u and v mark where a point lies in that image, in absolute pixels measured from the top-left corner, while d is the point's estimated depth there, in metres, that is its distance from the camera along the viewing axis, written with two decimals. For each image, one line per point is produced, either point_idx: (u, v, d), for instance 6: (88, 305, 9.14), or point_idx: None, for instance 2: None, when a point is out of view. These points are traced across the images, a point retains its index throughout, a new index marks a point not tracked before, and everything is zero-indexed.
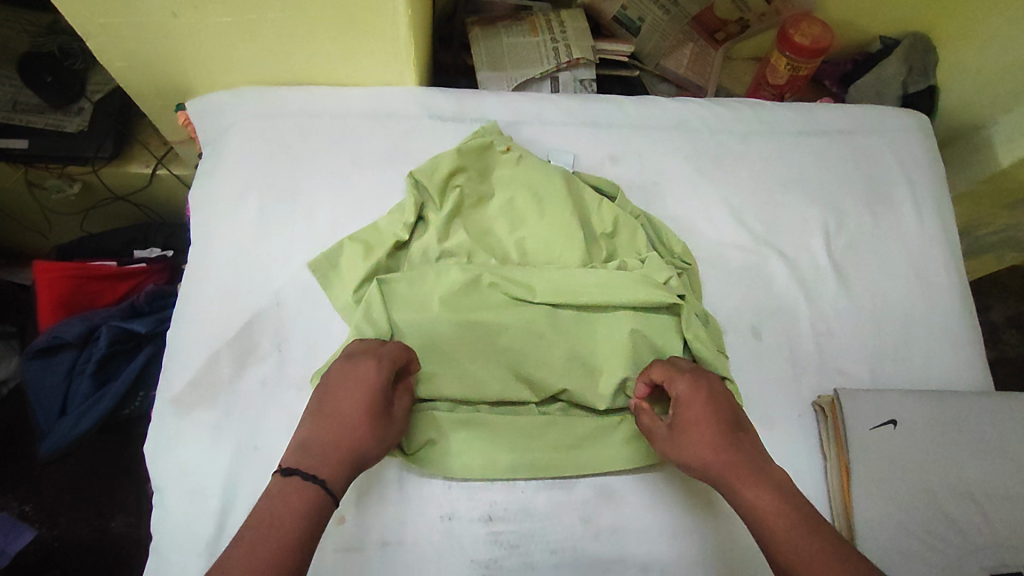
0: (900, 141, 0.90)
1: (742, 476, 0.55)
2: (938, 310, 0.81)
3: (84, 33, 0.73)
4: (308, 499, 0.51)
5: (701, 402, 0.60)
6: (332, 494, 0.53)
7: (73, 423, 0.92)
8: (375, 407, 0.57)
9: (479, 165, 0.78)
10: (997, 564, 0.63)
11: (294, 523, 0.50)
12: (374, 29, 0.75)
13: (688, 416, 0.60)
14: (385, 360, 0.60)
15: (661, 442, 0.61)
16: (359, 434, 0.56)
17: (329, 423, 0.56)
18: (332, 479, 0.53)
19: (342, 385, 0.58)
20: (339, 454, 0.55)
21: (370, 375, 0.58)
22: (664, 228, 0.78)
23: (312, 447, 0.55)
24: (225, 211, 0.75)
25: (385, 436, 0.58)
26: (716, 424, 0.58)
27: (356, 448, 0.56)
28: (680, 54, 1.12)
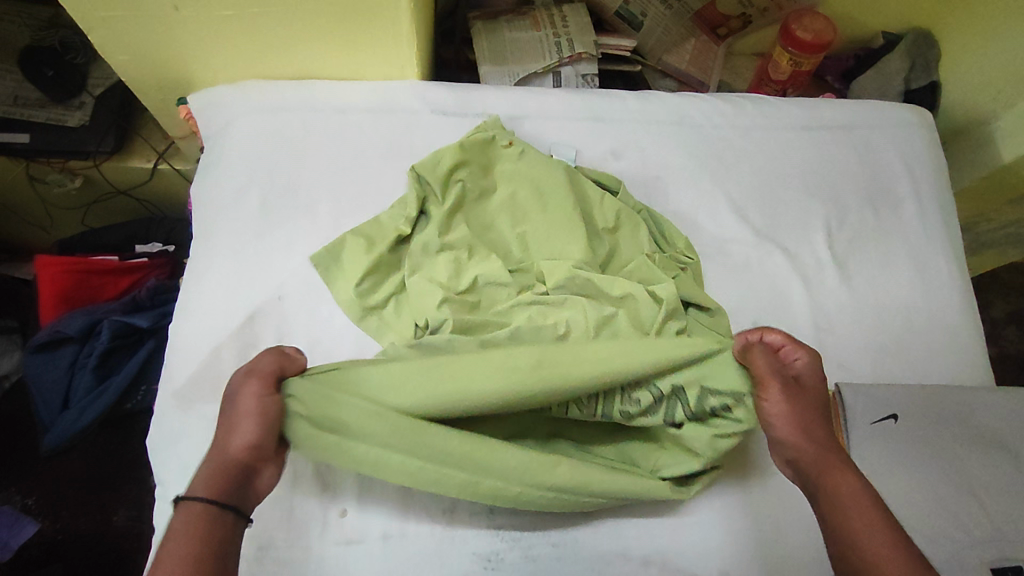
0: (902, 135, 0.90)
1: (836, 456, 0.55)
2: (939, 305, 0.81)
3: (85, 26, 0.73)
4: (186, 516, 0.48)
5: (822, 388, 0.60)
6: (210, 500, 0.49)
7: (74, 417, 0.91)
8: (256, 411, 0.54)
9: (480, 163, 0.78)
10: (997, 557, 0.62)
11: (173, 543, 0.46)
12: (376, 22, 0.75)
13: (813, 392, 0.59)
14: (257, 370, 0.57)
15: (774, 391, 0.58)
16: (238, 442, 0.52)
17: (213, 443, 0.53)
18: (212, 489, 0.50)
19: (225, 408, 0.56)
20: (221, 464, 0.51)
21: (243, 389, 0.56)
22: (666, 223, 0.78)
23: (200, 471, 0.52)
24: (226, 204, 0.75)
25: (270, 427, 0.53)
26: (824, 411, 0.59)
27: (241, 451, 0.52)
28: (683, 50, 1.12)
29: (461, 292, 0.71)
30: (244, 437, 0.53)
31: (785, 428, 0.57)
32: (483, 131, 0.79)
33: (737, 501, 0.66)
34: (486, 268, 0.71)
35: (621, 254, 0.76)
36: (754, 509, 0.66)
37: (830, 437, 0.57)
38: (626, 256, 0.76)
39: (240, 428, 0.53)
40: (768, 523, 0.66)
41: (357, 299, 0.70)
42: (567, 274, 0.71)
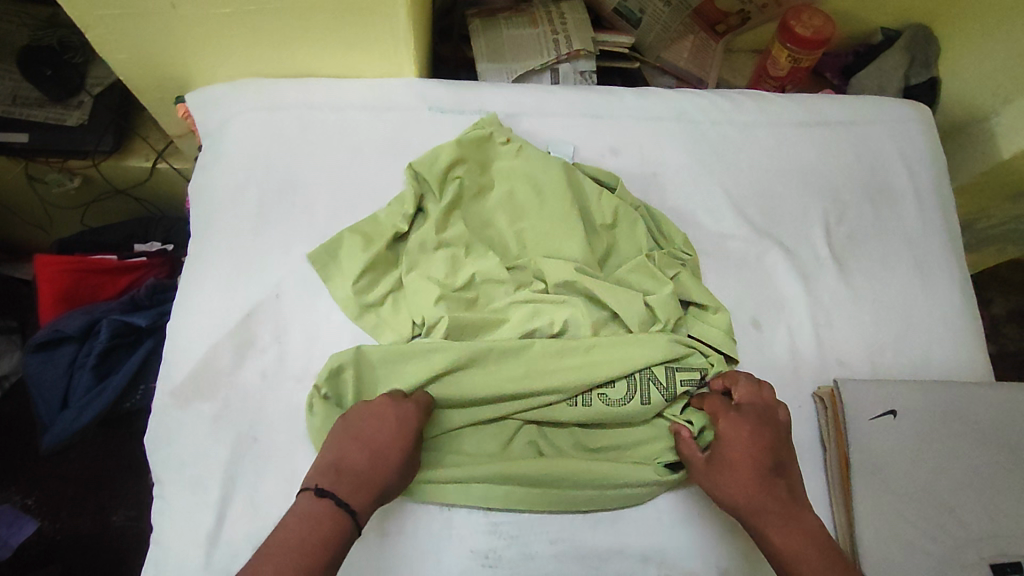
0: (901, 131, 0.90)
1: (772, 520, 0.56)
2: (938, 300, 0.80)
3: (83, 25, 0.73)
4: (337, 522, 0.53)
5: (744, 439, 0.60)
6: (358, 524, 0.54)
7: (74, 415, 0.91)
8: (409, 449, 0.59)
9: (473, 162, 0.77)
10: (995, 551, 0.63)
11: (316, 548, 0.51)
12: (373, 20, 0.75)
13: (726, 454, 0.60)
14: (421, 405, 0.62)
15: (697, 476, 0.61)
16: (390, 473, 0.57)
17: (362, 450, 0.57)
18: (361, 510, 0.55)
19: (379, 417, 0.59)
20: (371, 486, 0.56)
21: (409, 419, 0.60)
22: (664, 219, 0.78)
23: (344, 472, 0.56)
24: (224, 202, 0.75)
25: (410, 476, 0.59)
26: (751, 464, 0.59)
27: (388, 484, 0.57)
28: (681, 46, 1.11)
29: (459, 289, 0.70)
30: (386, 462, 0.57)
31: (714, 487, 0.60)
32: (480, 128, 0.78)
33: None
34: (484, 265, 0.71)
35: (619, 253, 0.76)
36: None
37: (761, 494, 0.57)
38: (625, 255, 0.76)
39: (380, 451, 0.57)
40: None
41: (355, 297, 0.70)
42: (566, 273, 0.71)
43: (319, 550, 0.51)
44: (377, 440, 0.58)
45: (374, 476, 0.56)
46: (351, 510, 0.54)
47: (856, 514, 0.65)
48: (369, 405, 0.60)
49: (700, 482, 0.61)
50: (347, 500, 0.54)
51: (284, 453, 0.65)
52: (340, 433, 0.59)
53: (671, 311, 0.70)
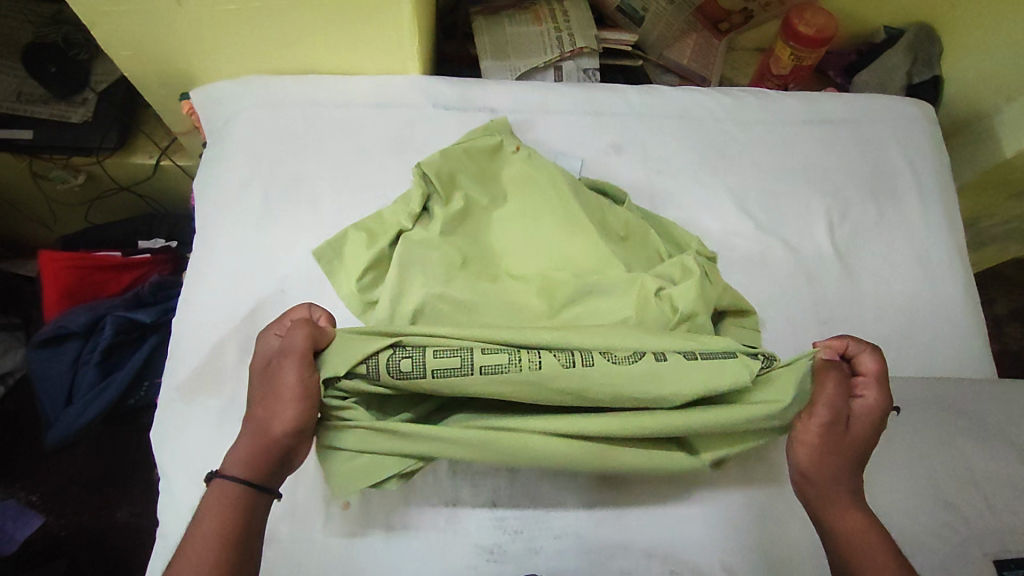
0: (903, 127, 0.90)
1: (857, 498, 0.56)
2: (942, 298, 0.81)
3: (89, 22, 0.74)
4: (220, 491, 0.51)
5: (880, 421, 0.57)
6: (248, 482, 0.52)
7: (78, 412, 0.92)
8: (283, 372, 0.53)
9: (473, 164, 0.77)
10: (999, 548, 0.63)
11: (209, 522, 0.50)
12: (377, 16, 0.75)
13: (857, 432, 0.57)
14: (300, 324, 0.56)
15: (806, 431, 0.57)
16: (268, 410, 0.53)
17: (248, 403, 0.55)
18: (246, 464, 0.52)
19: (260, 361, 0.56)
20: (252, 434, 0.53)
21: (261, 353, 0.57)
22: (673, 227, 0.78)
23: (236, 439, 0.54)
24: (229, 198, 0.76)
25: (292, 397, 0.53)
26: (871, 447, 0.57)
27: (269, 420, 0.52)
28: (685, 45, 1.11)
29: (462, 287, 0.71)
30: (249, 410, 0.54)
31: (814, 452, 0.56)
32: (490, 134, 0.79)
33: (738, 493, 0.66)
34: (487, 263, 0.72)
35: (631, 259, 0.74)
36: (755, 502, 0.66)
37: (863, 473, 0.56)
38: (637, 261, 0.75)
39: (245, 403, 0.55)
40: (771, 517, 0.65)
41: (359, 294, 0.70)
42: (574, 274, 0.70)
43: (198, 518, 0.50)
44: (246, 393, 0.56)
45: (245, 430, 0.53)
46: (225, 470, 0.52)
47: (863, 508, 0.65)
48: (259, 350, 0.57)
49: (812, 438, 0.56)
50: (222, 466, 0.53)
51: None
52: None
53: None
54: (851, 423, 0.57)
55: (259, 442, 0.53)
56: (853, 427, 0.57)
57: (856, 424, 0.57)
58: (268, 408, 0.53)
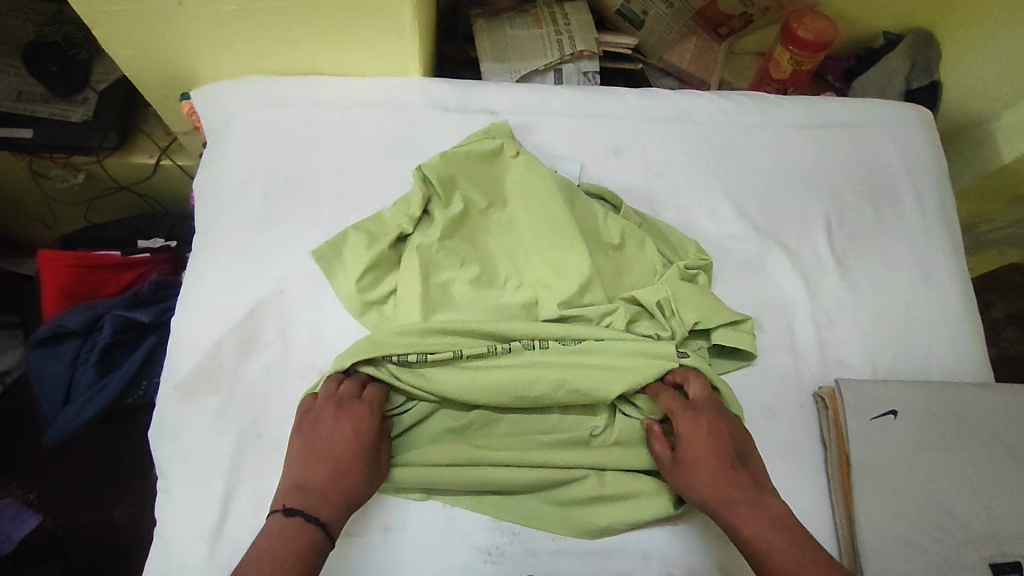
0: (902, 133, 0.91)
1: (745, 515, 0.57)
2: (940, 303, 0.81)
3: (90, 21, 0.74)
4: (309, 539, 0.54)
5: (702, 435, 0.62)
6: (332, 536, 0.55)
7: (76, 411, 0.92)
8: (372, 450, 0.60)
9: (474, 167, 0.76)
10: (996, 552, 0.63)
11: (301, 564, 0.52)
12: (378, 18, 0.75)
13: (694, 453, 0.61)
14: (377, 406, 0.62)
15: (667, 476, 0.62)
16: (355, 479, 0.58)
17: (327, 463, 0.58)
18: (332, 521, 0.56)
19: (337, 427, 0.60)
20: (337, 496, 0.57)
21: (361, 422, 0.60)
22: (671, 231, 0.78)
23: (313, 489, 0.57)
24: (230, 199, 0.76)
25: (377, 478, 0.60)
26: (712, 455, 0.60)
27: (356, 488, 0.58)
28: (684, 48, 1.12)
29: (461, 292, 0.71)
30: (328, 474, 0.57)
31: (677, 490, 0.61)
32: (490, 138, 0.78)
33: None
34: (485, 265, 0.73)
35: (630, 269, 0.75)
36: None
37: (725, 483, 0.59)
38: (637, 271, 0.75)
39: (321, 465, 0.58)
40: None
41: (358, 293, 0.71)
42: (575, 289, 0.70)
43: (289, 562, 0.52)
44: (324, 454, 0.58)
45: (331, 492, 0.57)
46: (323, 521, 0.55)
47: (858, 513, 0.65)
48: (323, 413, 0.61)
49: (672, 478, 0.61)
50: (310, 510, 0.55)
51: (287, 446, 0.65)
52: (300, 448, 0.60)
53: (681, 316, 0.70)
54: (681, 449, 0.62)
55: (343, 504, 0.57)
56: (682, 452, 0.61)
57: (682, 451, 0.61)
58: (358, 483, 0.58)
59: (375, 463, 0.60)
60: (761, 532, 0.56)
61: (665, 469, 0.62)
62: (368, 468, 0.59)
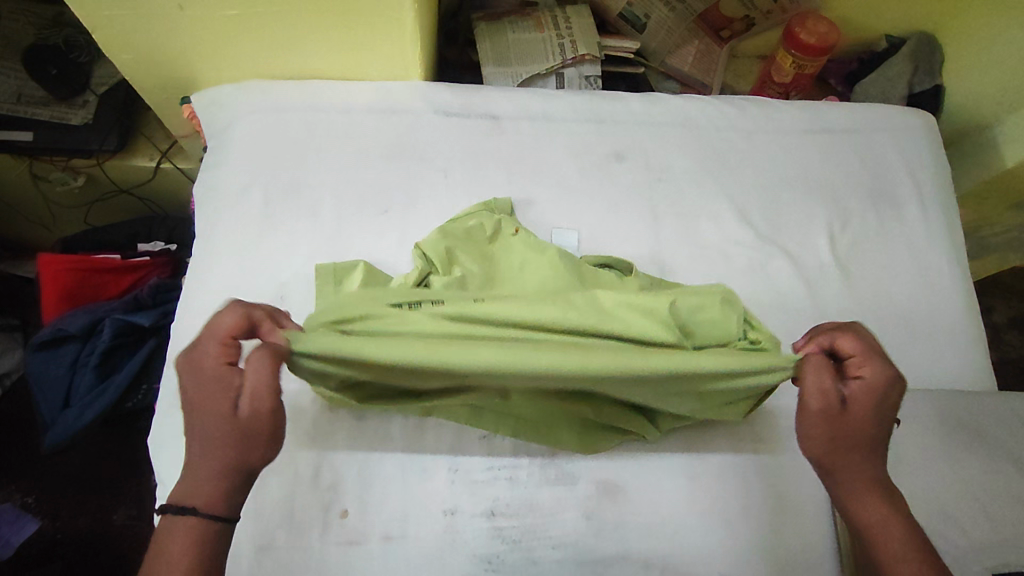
0: (905, 139, 0.90)
1: (889, 500, 0.52)
2: (943, 309, 0.81)
3: (91, 25, 0.73)
4: (185, 533, 0.48)
5: (889, 400, 0.54)
6: (212, 516, 0.48)
7: (76, 415, 0.91)
8: (230, 402, 0.49)
9: (470, 241, 0.72)
10: (999, 563, 0.62)
11: (173, 564, 0.47)
12: (379, 22, 0.75)
13: (860, 418, 0.53)
14: (221, 350, 0.51)
15: (818, 424, 0.53)
16: (221, 443, 0.49)
17: (189, 433, 0.50)
18: (204, 500, 0.48)
19: (193, 387, 0.50)
20: (207, 471, 0.49)
21: (209, 379, 0.50)
22: (679, 287, 0.74)
23: (187, 469, 0.50)
24: (230, 204, 0.76)
25: (246, 438, 0.49)
26: (876, 429, 0.53)
27: (226, 453, 0.49)
28: (686, 52, 1.12)
29: None
30: (189, 448, 0.50)
31: (814, 444, 0.53)
32: (489, 213, 0.75)
33: (738, 498, 0.66)
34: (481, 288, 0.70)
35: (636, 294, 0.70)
36: (755, 513, 0.66)
37: (873, 458, 0.53)
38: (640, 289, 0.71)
39: (186, 437, 0.50)
40: (768, 520, 0.66)
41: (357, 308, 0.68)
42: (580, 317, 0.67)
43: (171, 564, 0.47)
44: (186, 423, 0.50)
45: (198, 469, 0.49)
46: (186, 509, 0.48)
47: None
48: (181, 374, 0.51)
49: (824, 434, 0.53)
50: (174, 500, 0.49)
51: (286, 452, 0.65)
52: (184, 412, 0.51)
53: None
54: (848, 405, 0.54)
55: (217, 481, 0.49)
56: (851, 410, 0.53)
57: (853, 408, 0.53)
58: (222, 450, 0.49)
59: (233, 421, 0.49)
60: (893, 520, 0.52)
61: (817, 413, 0.53)
62: (226, 429, 0.49)
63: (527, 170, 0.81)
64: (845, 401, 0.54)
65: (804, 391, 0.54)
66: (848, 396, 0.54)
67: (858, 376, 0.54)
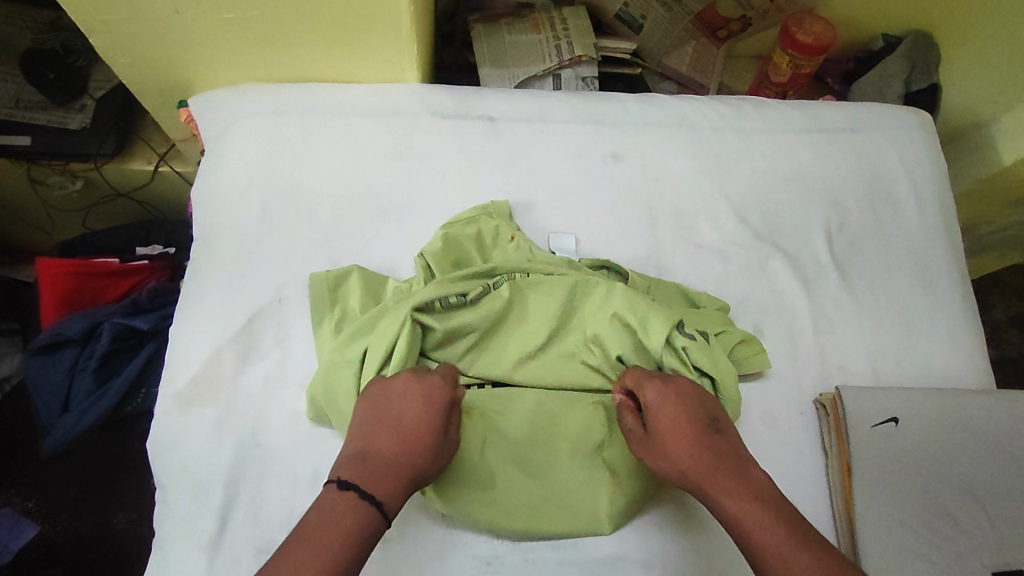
0: (902, 138, 0.90)
1: (728, 484, 0.53)
2: (940, 308, 0.81)
3: (88, 29, 0.74)
4: (359, 516, 0.49)
5: (679, 406, 0.58)
6: (387, 515, 0.50)
7: (75, 419, 0.91)
8: (439, 428, 0.56)
9: (470, 250, 0.73)
10: (999, 561, 0.63)
11: (337, 539, 0.47)
12: (376, 25, 0.75)
13: (665, 425, 0.57)
14: (447, 379, 0.60)
15: (645, 454, 0.59)
16: (418, 457, 0.54)
17: (392, 435, 0.55)
18: (387, 497, 0.51)
19: (405, 398, 0.57)
20: (395, 468, 0.53)
21: (427, 399, 0.57)
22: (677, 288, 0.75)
23: (377, 460, 0.53)
24: (227, 207, 0.76)
25: (435, 449, 0.56)
26: (690, 430, 0.56)
27: (415, 465, 0.54)
28: (683, 52, 1.12)
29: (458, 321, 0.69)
30: (383, 444, 0.54)
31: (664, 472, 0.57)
32: (488, 218, 0.74)
33: None
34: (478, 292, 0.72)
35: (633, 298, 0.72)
36: None
37: (704, 457, 0.54)
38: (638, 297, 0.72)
39: (381, 434, 0.55)
40: None
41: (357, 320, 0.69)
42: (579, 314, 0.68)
43: (337, 545, 0.46)
44: (385, 424, 0.55)
45: (392, 465, 0.53)
46: (377, 498, 0.50)
47: (859, 527, 0.65)
48: (391, 386, 0.58)
49: (654, 461, 0.58)
50: (365, 484, 0.51)
51: (285, 456, 0.65)
52: (367, 416, 0.56)
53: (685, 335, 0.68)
54: (657, 423, 0.58)
55: (403, 482, 0.53)
56: (660, 425, 0.58)
57: (658, 424, 0.58)
58: (416, 453, 0.54)
59: (434, 434, 0.56)
60: (749, 509, 0.50)
61: (641, 448, 0.59)
62: (423, 439, 0.55)
63: (525, 171, 0.81)
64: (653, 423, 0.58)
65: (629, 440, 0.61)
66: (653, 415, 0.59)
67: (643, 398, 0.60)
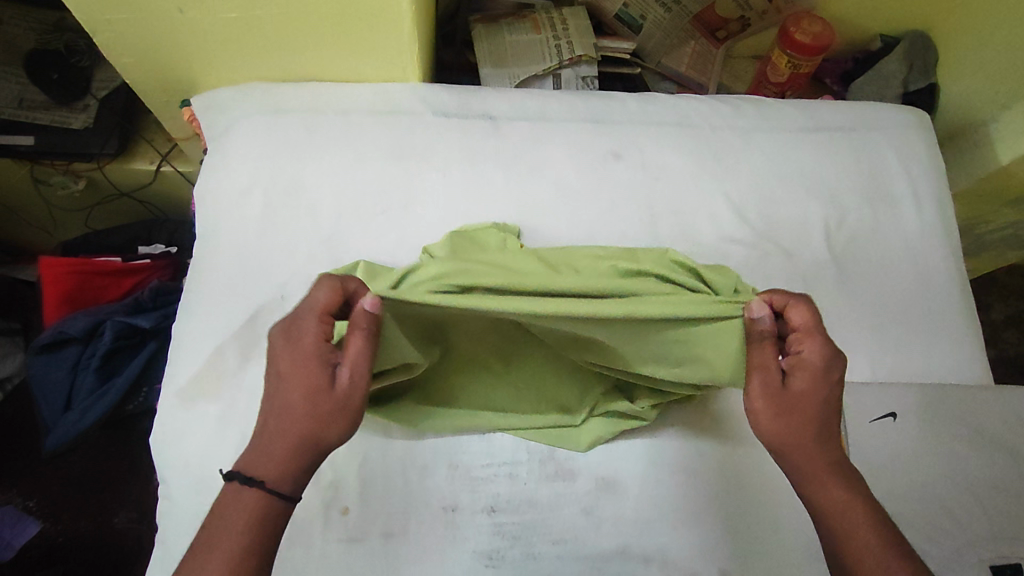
0: (900, 137, 0.91)
1: (835, 475, 0.54)
2: (936, 306, 0.81)
3: (92, 28, 0.74)
4: (248, 508, 0.49)
5: (827, 378, 0.54)
6: (279, 492, 0.49)
7: (77, 418, 0.91)
8: (319, 382, 0.50)
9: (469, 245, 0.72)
10: (995, 555, 0.63)
11: (229, 534, 0.48)
12: (377, 25, 0.75)
13: (806, 391, 0.54)
14: (324, 319, 0.51)
15: (758, 399, 0.54)
16: (301, 420, 0.50)
17: (274, 405, 0.51)
18: (271, 476, 0.49)
19: (281, 360, 0.51)
20: (283, 447, 0.50)
21: (312, 352, 0.50)
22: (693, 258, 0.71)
23: (267, 437, 0.50)
24: (230, 206, 0.76)
25: (333, 410, 0.50)
26: (823, 409, 0.54)
27: (307, 432, 0.50)
28: (682, 53, 1.12)
29: None
30: (268, 415, 0.51)
31: (763, 427, 0.54)
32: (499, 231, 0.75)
33: (738, 494, 0.66)
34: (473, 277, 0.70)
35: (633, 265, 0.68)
36: (751, 509, 0.66)
37: (822, 442, 0.54)
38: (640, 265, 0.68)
39: (268, 402, 0.51)
40: (768, 515, 0.66)
41: None
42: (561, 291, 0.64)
43: (225, 543, 0.47)
44: (273, 389, 0.51)
45: (279, 442, 0.50)
46: (268, 484, 0.49)
47: None
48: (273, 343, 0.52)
49: (756, 417, 0.55)
50: (258, 470, 0.49)
51: None
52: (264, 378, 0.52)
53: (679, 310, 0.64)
54: (794, 384, 0.54)
55: (300, 455, 0.50)
56: (797, 386, 0.54)
57: (797, 383, 0.54)
58: (307, 419, 0.50)
59: (325, 394, 0.50)
60: (852, 505, 0.53)
61: (758, 388, 0.54)
62: (317, 403, 0.50)
63: (525, 170, 0.81)
64: (789, 380, 0.54)
65: (750, 369, 0.55)
66: (794, 370, 0.54)
67: (799, 349, 0.55)
